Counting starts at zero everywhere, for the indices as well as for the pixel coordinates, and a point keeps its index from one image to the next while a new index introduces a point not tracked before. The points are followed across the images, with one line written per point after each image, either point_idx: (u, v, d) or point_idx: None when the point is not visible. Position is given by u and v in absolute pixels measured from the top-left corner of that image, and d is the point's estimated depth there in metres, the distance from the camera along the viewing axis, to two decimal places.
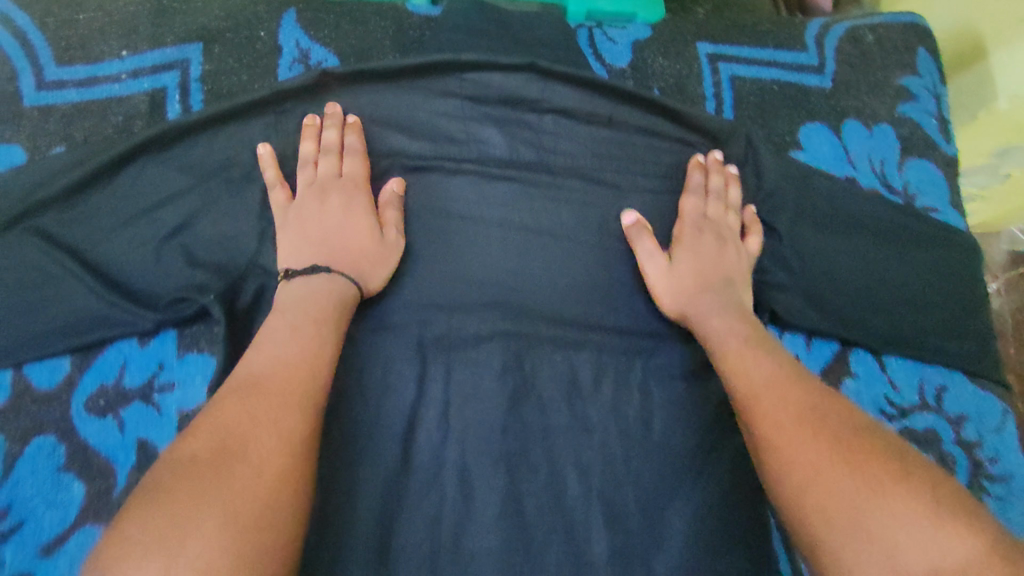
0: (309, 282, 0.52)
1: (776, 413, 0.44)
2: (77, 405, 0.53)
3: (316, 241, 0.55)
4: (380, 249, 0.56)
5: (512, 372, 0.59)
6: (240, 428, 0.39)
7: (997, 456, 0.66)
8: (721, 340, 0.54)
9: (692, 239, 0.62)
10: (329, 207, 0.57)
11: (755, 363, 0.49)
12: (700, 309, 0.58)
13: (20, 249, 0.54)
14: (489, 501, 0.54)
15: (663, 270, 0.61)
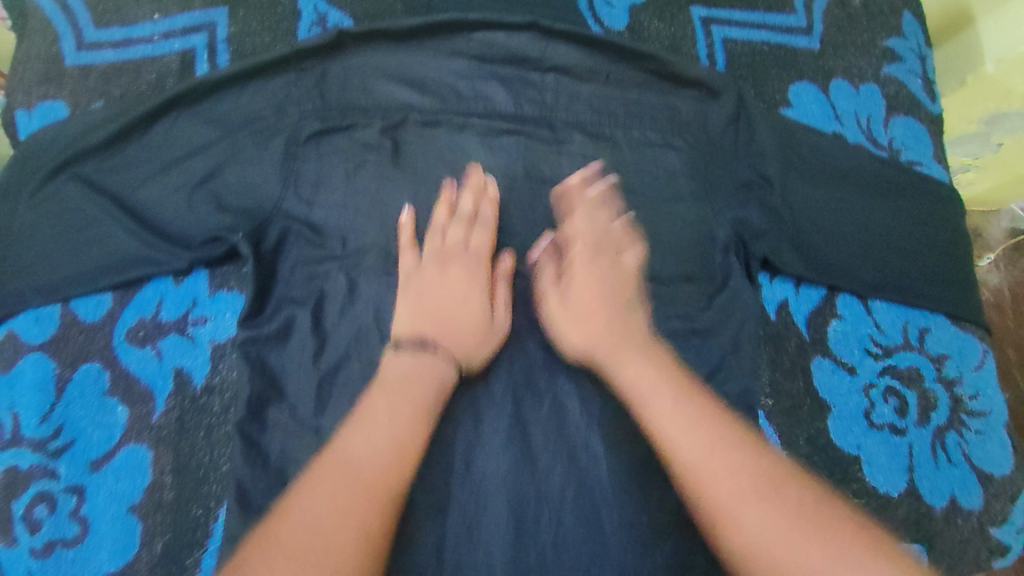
0: (421, 362, 0.54)
1: (715, 468, 0.47)
2: (119, 336, 0.58)
3: (430, 310, 0.57)
4: (487, 326, 0.59)
5: (518, 312, 0.64)
6: (330, 530, 0.43)
7: (977, 394, 0.70)
8: (639, 392, 0.53)
9: (603, 264, 0.62)
10: (450, 275, 0.59)
11: (678, 409, 0.50)
12: (614, 355, 0.56)
13: (69, 194, 0.59)
14: (498, 427, 0.60)
15: (569, 300, 0.60)
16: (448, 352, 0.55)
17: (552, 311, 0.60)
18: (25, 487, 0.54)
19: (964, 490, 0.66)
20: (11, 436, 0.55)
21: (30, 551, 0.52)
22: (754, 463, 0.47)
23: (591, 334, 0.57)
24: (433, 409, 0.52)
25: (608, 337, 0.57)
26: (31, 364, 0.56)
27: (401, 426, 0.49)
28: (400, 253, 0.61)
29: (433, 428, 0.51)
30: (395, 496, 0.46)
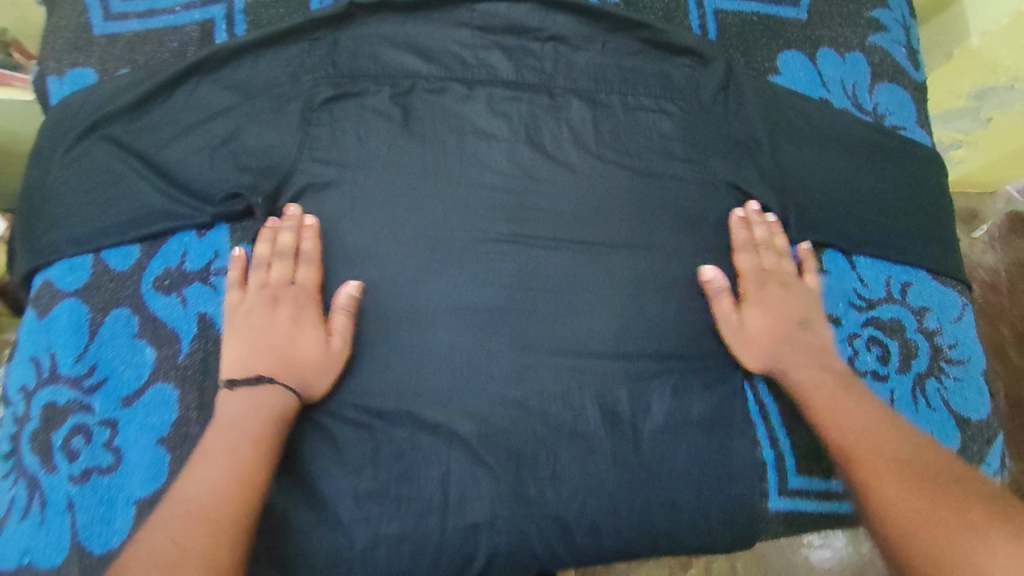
0: (254, 392, 0.58)
1: (858, 438, 0.58)
2: (147, 284, 0.62)
3: (264, 345, 0.60)
4: (323, 357, 0.61)
5: (517, 266, 0.67)
6: (181, 552, 0.48)
7: (956, 343, 0.73)
8: (810, 392, 0.64)
9: (789, 290, 0.69)
10: (279, 313, 0.61)
11: (847, 408, 0.61)
12: (788, 361, 0.66)
13: (99, 154, 0.64)
14: (497, 373, 0.64)
15: (747, 322, 0.67)
16: (286, 385, 0.59)
17: (731, 329, 0.67)
18: (63, 419, 0.58)
19: (944, 433, 0.70)
20: (50, 373, 0.59)
21: (68, 477, 0.57)
22: (880, 431, 0.58)
23: (794, 338, 0.67)
24: (278, 434, 0.57)
25: (794, 351, 0.66)
26: (66, 309, 0.60)
27: (219, 458, 0.54)
28: (229, 290, 0.63)
29: (274, 451, 0.57)
30: (241, 520, 0.51)
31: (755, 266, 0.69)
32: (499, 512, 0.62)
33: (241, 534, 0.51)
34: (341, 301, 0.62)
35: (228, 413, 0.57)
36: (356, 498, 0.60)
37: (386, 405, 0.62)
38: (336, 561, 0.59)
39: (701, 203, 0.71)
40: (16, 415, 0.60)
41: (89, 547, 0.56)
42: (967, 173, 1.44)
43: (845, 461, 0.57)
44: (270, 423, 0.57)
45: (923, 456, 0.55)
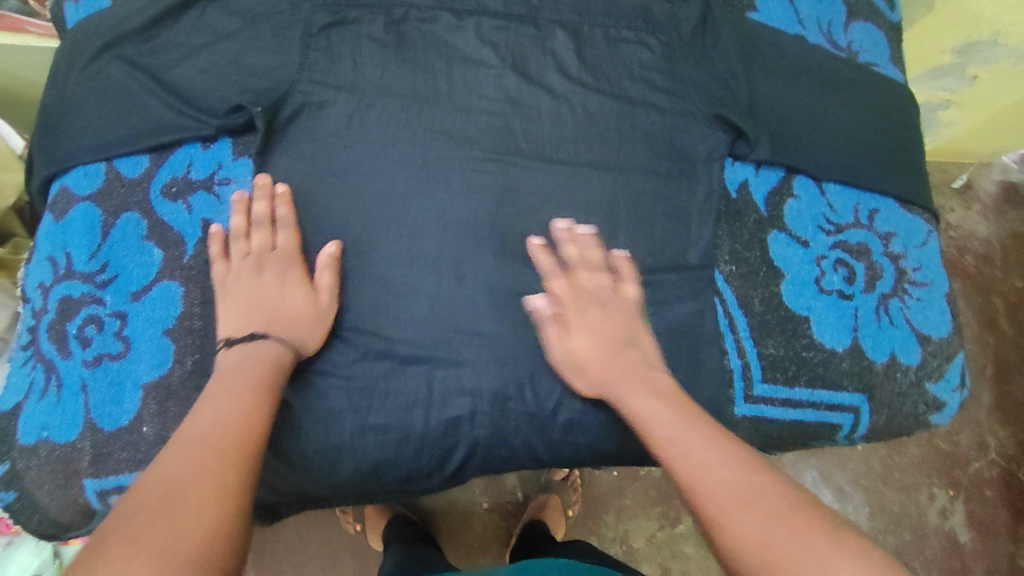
0: (246, 349, 0.58)
1: (688, 465, 0.52)
2: (156, 191, 0.67)
3: (253, 305, 0.61)
4: (313, 311, 0.63)
5: (501, 183, 0.71)
6: (203, 471, 0.45)
7: (919, 267, 0.78)
8: (646, 419, 0.59)
9: (601, 312, 0.66)
10: (265, 277, 0.63)
11: (675, 434, 0.56)
12: (622, 392, 0.62)
13: (111, 71, 0.68)
14: (481, 280, 0.68)
15: (574, 350, 0.65)
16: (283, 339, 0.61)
17: (562, 352, 0.65)
18: (78, 311, 0.63)
19: (904, 348, 0.75)
20: (65, 270, 0.64)
21: (82, 362, 0.62)
22: (712, 451, 0.53)
23: (614, 366, 0.63)
24: (275, 388, 0.56)
25: (629, 376, 0.63)
26: (81, 212, 0.65)
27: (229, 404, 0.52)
28: (213, 264, 0.64)
29: (275, 399, 0.55)
30: (252, 456, 0.49)
31: (577, 292, 0.67)
32: (480, 406, 0.66)
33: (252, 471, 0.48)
34: (323, 260, 0.65)
35: (229, 370, 0.57)
36: (347, 391, 0.65)
37: (377, 309, 0.67)
38: (327, 447, 0.64)
39: (678, 130, 0.76)
40: (33, 309, 0.65)
41: (102, 425, 0.61)
42: (950, 138, 1.49)
43: (687, 502, 0.51)
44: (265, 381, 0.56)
45: (751, 479, 0.51)
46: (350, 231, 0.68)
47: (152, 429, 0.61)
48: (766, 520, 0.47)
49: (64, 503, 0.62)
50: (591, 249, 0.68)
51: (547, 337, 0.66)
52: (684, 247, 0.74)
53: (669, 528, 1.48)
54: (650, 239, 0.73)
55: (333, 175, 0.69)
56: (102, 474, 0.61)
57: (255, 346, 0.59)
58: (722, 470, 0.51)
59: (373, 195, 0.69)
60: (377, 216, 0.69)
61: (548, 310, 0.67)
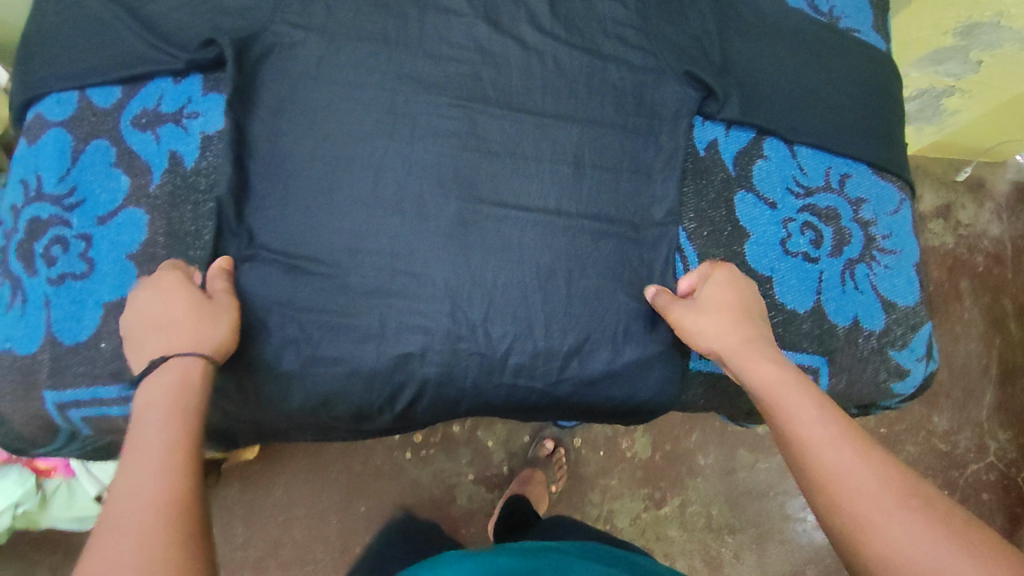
0: (158, 378, 0.53)
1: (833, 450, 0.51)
2: (126, 122, 0.68)
3: (146, 325, 0.59)
4: (209, 307, 0.60)
5: (467, 129, 0.72)
6: (179, 498, 0.45)
7: (889, 234, 0.76)
8: (775, 397, 0.57)
9: (734, 284, 0.68)
10: (150, 300, 0.60)
11: (818, 417, 0.54)
12: (751, 349, 0.62)
13: (90, 4, 0.70)
14: (440, 220, 0.70)
15: (712, 293, 0.67)
16: (185, 346, 0.56)
17: (695, 317, 0.65)
18: (45, 232, 0.65)
19: (868, 314, 0.74)
20: (35, 193, 0.66)
21: (46, 280, 0.64)
22: (844, 441, 0.52)
23: (735, 331, 0.63)
24: (191, 408, 0.52)
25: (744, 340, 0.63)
26: (53, 137, 0.67)
27: (175, 417, 0.51)
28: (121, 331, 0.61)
29: (193, 418, 0.52)
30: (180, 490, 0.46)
31: (720, 271, 0.69)
32: (431, 343, 0.67)
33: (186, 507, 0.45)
34: (206, 278, 0.64)
35: (153, 390, 0.53)
36: (300, 322, 0.66)
37: (336, 246, 0.68)
38: (279, 374, 0.66)
39: (648, 86, 0.76)
40: (4, 230, 0.67)
41: (62, 339, 0.63)
42: (954, 130, 1.45)
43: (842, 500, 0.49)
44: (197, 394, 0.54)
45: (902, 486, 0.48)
46: (315, 167, 0.69)
47: (109, 345, 0.63)
48: (924, 525, 0.45)
49: (25, 414, 0.65)
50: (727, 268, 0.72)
51: (672, 304, 0.68)
52: (648, 203, 0.74)
53: (653, 510, 1.47)
54: (613, 194, 0.74)
55: (299, 114, 0.70)
56: (60, 386, 0.63)
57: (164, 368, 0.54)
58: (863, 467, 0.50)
59: (340, 136, 0.70)
60: (342, 157, 0.70)
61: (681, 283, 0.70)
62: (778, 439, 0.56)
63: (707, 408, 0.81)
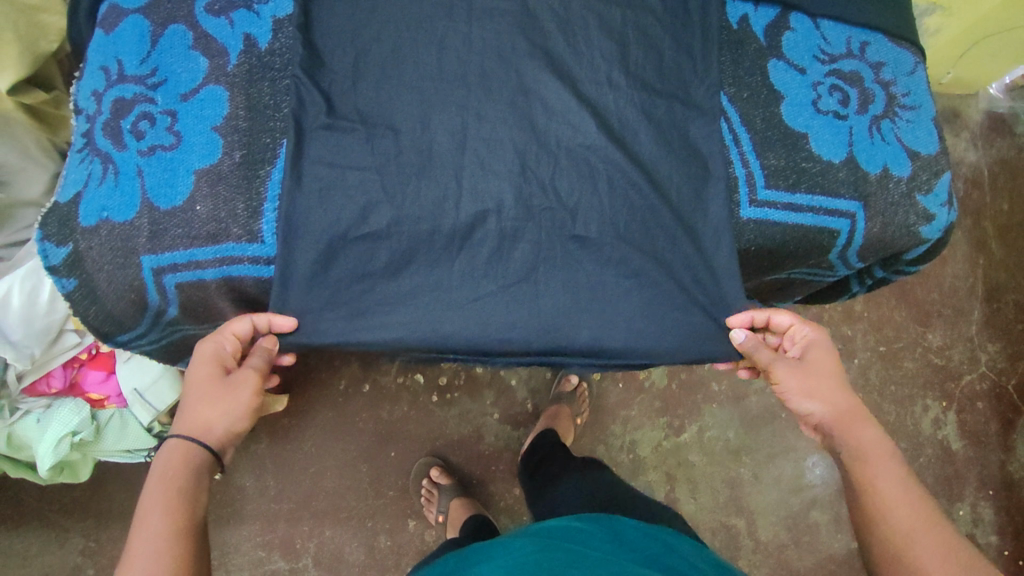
0: (171, 454, 0.65)
1: (903, 506, 0.66)
2: (200, 7, 0.71)
3: (193, 388, 0.69)
4: (228, 407, 0.68)
5: (521, 10, 0.77)
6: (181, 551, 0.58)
7: (908, 92, 0.83)
8: (871, 460, 0.70)
9: (831, 350, 0.80)
10: (204, 366, 0.70)
11: (894, 477, 0.68)
12: (851, 417, 0.74)
13: None
14: (502, 94, 0.74)
15: (821, 363, 0.79)
16: (191, 440, 0.66)
17: (801, 380, 0.77)
18: (131, 110, 0.68)
19: (896, 162, 0.80)
20: (118, 76, 0.69)
21: (137, 152, 0.67)
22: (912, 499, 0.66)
23: (837, 397, 0.76)
24: (190, 479, 0.64)
25: (844, 406, 0.75)
26: (131, 24, 0.70)
27: (167, 480, 0.62)
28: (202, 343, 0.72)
29: (187, 483, 0.63)
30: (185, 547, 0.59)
31: (819, 339, 0.81)
32: (505, 201, 0.72)
33: (193, 559, 0.59)
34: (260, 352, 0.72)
35: (161, 465, 0.64)
36: (382, 185, 0.70)
37: (408, 118, 0.72)
38: (366, 234, 0.70)
39: None
40: (87, 116, 0.69)
41: (158, 204, 0.66)
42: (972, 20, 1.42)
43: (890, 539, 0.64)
44: (196, 468, 0.65)
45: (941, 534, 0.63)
46: (381, 46, 0.73)
47: (204, 209, 0.66)
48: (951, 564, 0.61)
49: (123, 285, 0.67)
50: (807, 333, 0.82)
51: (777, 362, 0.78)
52: (689, 76, 0.79)
53: (674, 437, 1.53)
54: (657, 67, 0.79)
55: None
56: (159, 250, 0.66)
57: (167, 447, 0.66)
58: (912, 506, 0.65)
59: (402, 19, 0.74)
60: (404, 39, 0.74)
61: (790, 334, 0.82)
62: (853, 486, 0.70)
63: (747, 284, 0.88)
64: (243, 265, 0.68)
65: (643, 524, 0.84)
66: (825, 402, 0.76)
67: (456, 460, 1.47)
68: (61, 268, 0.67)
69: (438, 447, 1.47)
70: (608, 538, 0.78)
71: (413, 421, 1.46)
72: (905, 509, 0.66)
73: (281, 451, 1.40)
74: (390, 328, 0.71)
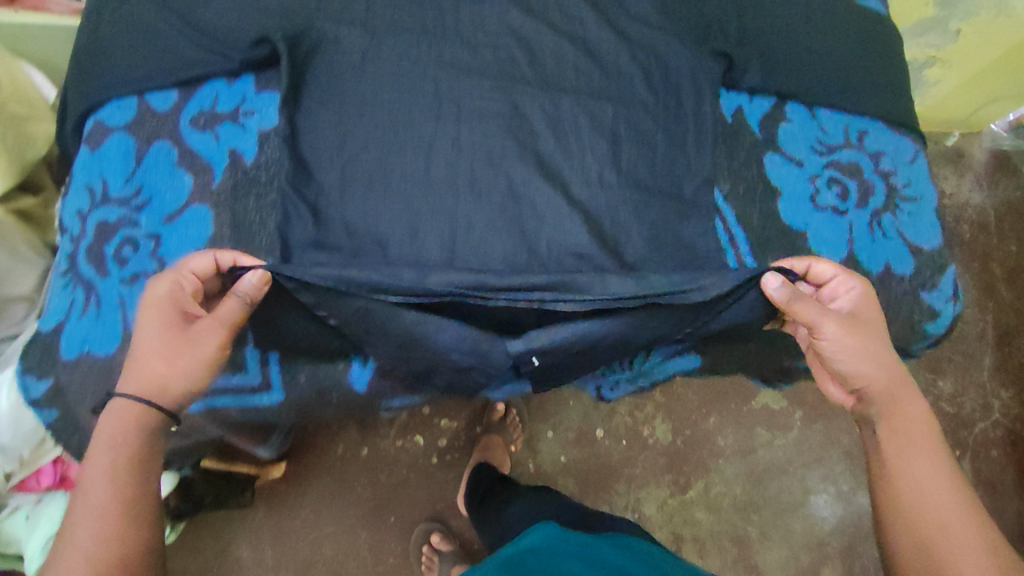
0: (117, 418, 0.57)
1: (944, 507, 0.58)
2: (184, 122, 0.70)
3: (143, 341, 0.58)
4: (187, 361, 0.59)
5: (511, 112, 0.75)
6: (116, 542, 0.53)
7: (908, 182, 0.81)
8: (915, 441, 0.63)
9: (875, 305, 0.68)
10: (153, 323, 0.59)
11: (938, 474, 0.60)
12: (899, 393, 0.65)
13: (141, 14, 0.72)
14: (493, 198, 0.73)
15: (869, 322, 0.67)
16: (145, 399, 0.58)
17: (851, 343, 0.65)
18: (114, 233, 0.67)
19: (898, 259, 0.78)
20: (102, 197, 0.68)
21: (119, 280, 0.65)
22: (960, 501, 0.59)
23: (886, 365, 0.66)
24: (137, 448, 0.57)
25: (889, 377, 0.65)
26: (115, 142, 0.69)
27: (116, 448, 0.56)
28: (151, 287, 0.60)
29: (135, 456, 0.57)
30: (125, 535, 0.53)
31: (864, 293, 0.68)
32: None
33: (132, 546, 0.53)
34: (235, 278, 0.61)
35: (111, 423, 0.57)
36: None
37: (396, 228, 0.70)
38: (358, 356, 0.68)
39: (679, 58, 0.79)
40: (70, 237, 0.68)
41: None
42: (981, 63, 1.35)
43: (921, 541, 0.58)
44: (147, 434, 0.58)
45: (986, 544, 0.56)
46: (369, 154, 0.72)
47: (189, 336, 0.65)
48: None
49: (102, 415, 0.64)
50: (850, 284, 0.68)
51: (826, 316, 0.64)
52: (682, 172, 0.78)
53: (679, 495, 1.46)
54: (649, 164, 0.77)
55: (348, 105, 0.73)
56: None
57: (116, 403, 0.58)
58: (959, 507, 0.58)
59: (391, 125, 0.73)
60: (392, 146, 0.72)
61: (829, 277, 0.68)
62: (889, 474, 0.63)
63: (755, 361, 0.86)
64: (226, 398, 0.66)
65: (618, 545, 0.77)
66: (876, 375, 0.65)
67: (456, 525, 1.43)
68: (42, 401, 0.64)
69: (438, 512, 1.42)
70: (585, 564, 0.71)
71: (413, 486, 1.42)
72: (946, 509, 0.58)
73: (277, 522, 1.36)
74: (393, 276, 0.59)
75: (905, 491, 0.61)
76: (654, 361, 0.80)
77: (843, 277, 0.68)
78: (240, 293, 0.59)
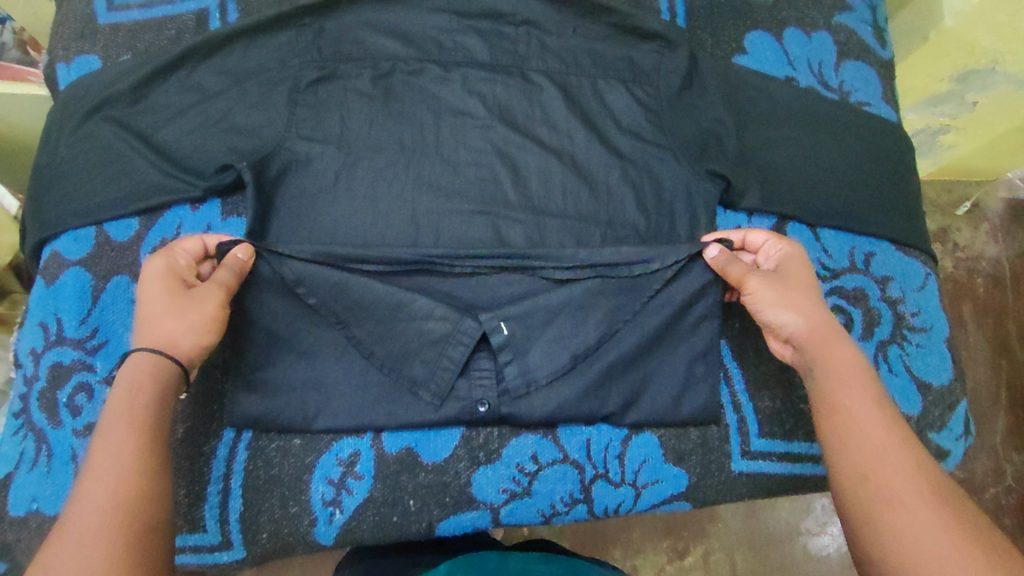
0: (135, 369, 0.54)
1: (876, 444, 0.53)
2: (145, 254, 0.68)
3: (148, 307, 0.57)
4: (194, 317, 0.57)
5: (491, 235, 0.70)
6: (138, 494, 0.48)
7: (917, 309, 0.77)
8: (844, 375, 0.57)
9: (808, 265, 0.67)
10: (152, 286, 0.58)
11: (868, 411, 0.55)
12: (827, 336, 0.61)
13: (101, 134, 0.69)
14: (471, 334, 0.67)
15: (798, 276, 0.65)
16: (161, 355, 0.55)
17: (776, 293, 0.63)
18: (68, 379, 0.64)
19: (904, 397, 0.73)
20: (56, 337, 0.65)
21: (72, 431, 0.62)
22: (891, 431, 0.54)
23: (813, 312, 0.62)
24: (155, 411, 0.53)
25: (819, 324, 0.62)
26: (72, 277, 0.67)
27: (137, 411, 0.52)
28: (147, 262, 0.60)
29: (155, 420, 0.52)
30: (144, 491, 0.48)
31: (795, 251, 0.67)
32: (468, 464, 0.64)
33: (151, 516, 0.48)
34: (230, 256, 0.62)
35: (133, 375, 0.54)
36: None
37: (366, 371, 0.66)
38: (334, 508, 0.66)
39: (677, 175, 0.74)
40: (24, 376, 0.66)
41: None
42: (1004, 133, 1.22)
43: (856, 478, 0.52)
44: (166, 388, 0.54)
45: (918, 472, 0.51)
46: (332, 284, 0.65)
47: None
48: (937, 525, 0.48)
49: None
50: (778, 244, 0.67)
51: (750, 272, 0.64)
52: None
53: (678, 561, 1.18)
54: None
55: (316, 232, 0.68)
56: None
57: (132, 361, 0.55)
58: (893, 437, 0.53)
59: None
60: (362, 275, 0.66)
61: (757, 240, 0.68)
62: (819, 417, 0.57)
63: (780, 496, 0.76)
64: (186, 553, 0.65)
65: None
66: (801, 322, 0.61)
67: None
68: None
69: None
70: None
71: None
72: (875, 442, 0.53)
73: None
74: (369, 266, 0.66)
75: (837, 431, 0.55)
76: (642, 508, 0.71)
77: (772, 240, 0.68)
78: (230, 263, 0.61)
